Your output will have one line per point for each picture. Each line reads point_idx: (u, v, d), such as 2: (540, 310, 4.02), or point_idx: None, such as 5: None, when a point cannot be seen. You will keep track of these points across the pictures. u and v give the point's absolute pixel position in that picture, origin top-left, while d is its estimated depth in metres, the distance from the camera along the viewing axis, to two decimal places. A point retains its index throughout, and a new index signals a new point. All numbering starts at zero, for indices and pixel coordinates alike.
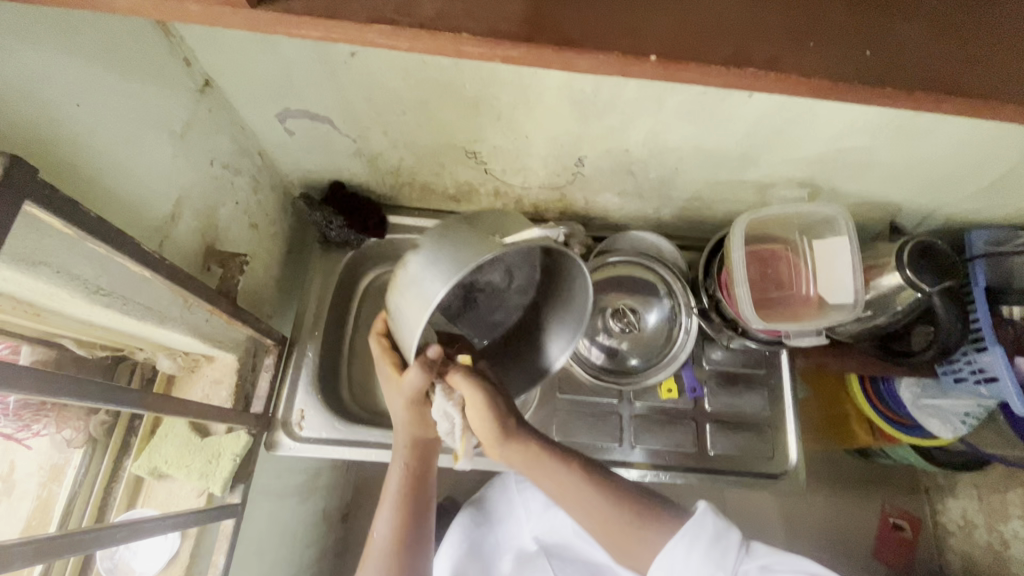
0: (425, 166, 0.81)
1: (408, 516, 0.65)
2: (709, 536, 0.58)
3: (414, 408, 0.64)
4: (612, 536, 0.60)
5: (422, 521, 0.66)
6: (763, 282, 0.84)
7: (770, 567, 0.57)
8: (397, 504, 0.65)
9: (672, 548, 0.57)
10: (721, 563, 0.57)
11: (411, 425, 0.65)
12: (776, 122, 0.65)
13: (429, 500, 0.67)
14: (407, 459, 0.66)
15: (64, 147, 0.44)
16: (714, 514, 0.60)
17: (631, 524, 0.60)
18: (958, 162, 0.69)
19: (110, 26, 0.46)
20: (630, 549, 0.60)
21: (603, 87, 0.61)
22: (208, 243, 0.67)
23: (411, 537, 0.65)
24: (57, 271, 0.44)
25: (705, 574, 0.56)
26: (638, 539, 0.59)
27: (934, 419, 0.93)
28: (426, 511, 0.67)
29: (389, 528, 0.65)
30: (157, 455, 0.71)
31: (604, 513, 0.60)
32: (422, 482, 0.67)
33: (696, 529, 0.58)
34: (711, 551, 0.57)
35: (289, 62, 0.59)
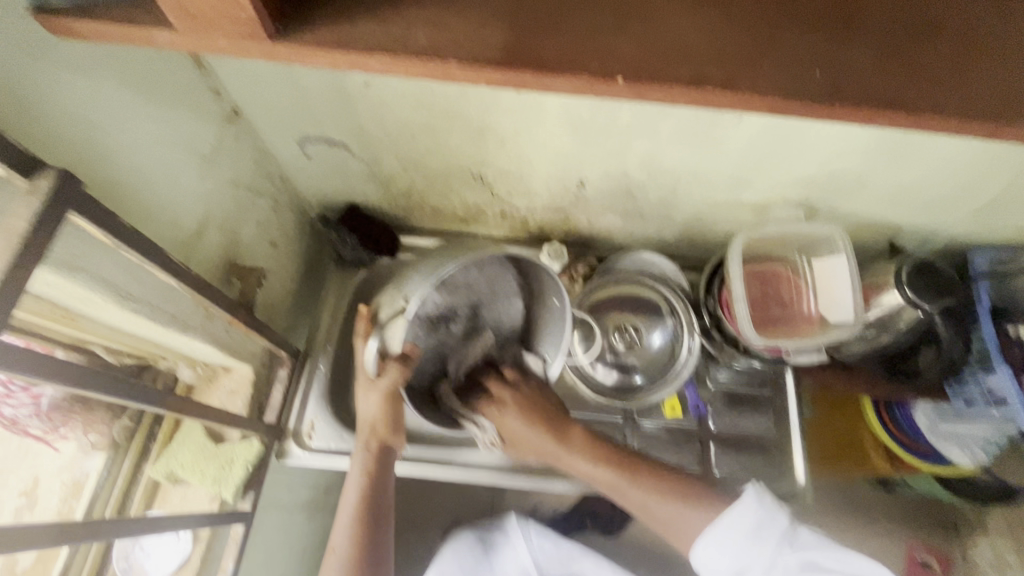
0: (434, 189, 0.86)
1: (365, 524, 0.66)
2: (753, 523, 0.61)
3: (387, 404, 0.71)
4: (660, 522, 0.67)
5: (379, 530, 0.67)
6: (764, 300, 0.85)
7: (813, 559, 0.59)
8: (356, 507, 0.67)
9: (714, 531, 0.62)
10: (762, 549, 0.60)
11: (379, 424, 0.71)
12: (767, 144, 0.67)
13: (387, 508, 0.68)
14: (368, 462, 0.70)
15: (106, 167, 0.49)
16: (763, 502, 0.62)
17: (673, 505, 0.67)
18: (950, 183, 0.71)
19: (152, 62, 0.52)
20: (677, 532, 0.66)
21: (599, 114, 0.65)
22: (230, 259, 0.72)
23: (368, 545, 0.65)
24: (93, 277, 0.48)
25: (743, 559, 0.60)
26: (684, 521, 0.65)
27: (953, 446, 0.91)
28: (382, 519, 0.67)
29: (346, 535, 0.65)
30: (173, 460, 0.74)
31: (647, 497, 0.68)
32: (382, 487, 0.69)
33: (736, 517, 0.62)
34: (752, 539, 0.61)
35: (309, 92, 0.65)
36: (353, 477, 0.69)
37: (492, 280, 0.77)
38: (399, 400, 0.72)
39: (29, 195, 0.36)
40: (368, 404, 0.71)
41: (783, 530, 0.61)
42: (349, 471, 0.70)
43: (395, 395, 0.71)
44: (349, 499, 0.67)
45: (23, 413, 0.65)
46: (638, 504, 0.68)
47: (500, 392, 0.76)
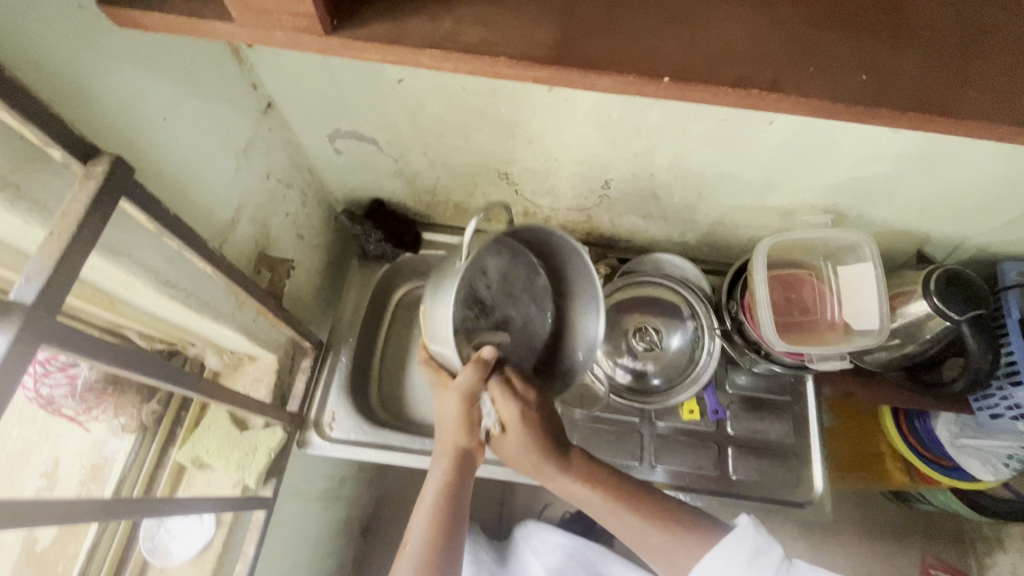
0: (459, 186, 0.86)
1: (439, 529, 0.62)
2: (749, 553, 0.58)
3: (464, 407, 0.67)
4: (651, 550, 0.64)
5: (452, 541, 0.62)
6: (786, 305, 0.84)
7: None
8: (430, 511, 0.63)
9: (712, 559, 0.59)
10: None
11: (456, 428, 0.68)
12: (798, 148, 0.67)
13: (461, 515, 0.64)
14: (448, 466, 0.66)
15: (150, 155, 0.50)
16: (758, 531, 0.60)
17: (665, 537, 0.63)
18: (983, 192, 0.70)
19: (196, 54, 0.53)
20: (666, 560, 0.63)
21: (629, 114, 0.65)
22: (260, 249, 0.73)
23: (444, 551, 0.60)
24: (136, 262, 0.49)
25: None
26: (677, 550, 0.62)
27: (972, 460, 0.89)
28: (456, 527, 0.63)
29: (420, 539, 0.61)
30: (199, 445, 0.75)
31: (641, 524, 0.64)
32: (458, 492, 0.65)
33: (732, 546, 0.59)
34: (750, 567, 0.57)
35: (343, 87, 0.66)
36: (432, 479, 0.66)
37: (526, 272, 0.76)
38: (478, 405, 0.68)
39: (85, 179, 0.37)
40: (443, 409, 0.69)
41: (779, 563, 0.58)
42: (430, 474, 0.67)
43: (472, 404, 0.68)
44: (426, 500, 0.64)
45: (59, 393, 0.68)
46: (630, 532, 0.65)
47: (520, 391, 0.69)
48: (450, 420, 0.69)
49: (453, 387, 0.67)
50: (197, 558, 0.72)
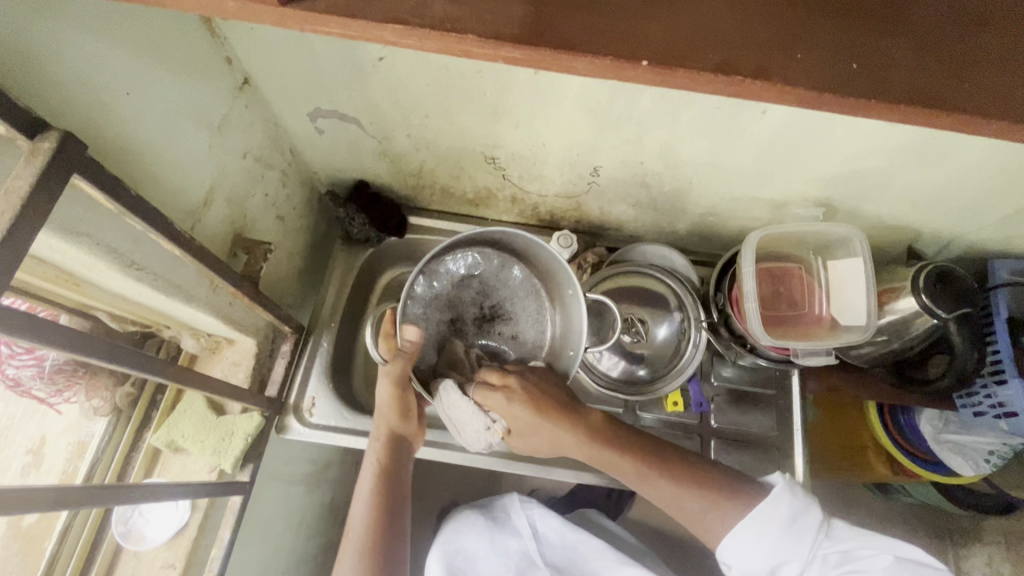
0: (445, 170, 0.84)
1: (381, 513, 0.66)
2: (788, 518, 0.64)
3: (391, 392, 0.68)
4: (689, 515, 0.68)
5: (396, 516, 0.68)
6: (774, 299, 0.83)
7: (848, 552, 0.64)
8: (369, 499, 0.67)
9: (746, 530, 0.64)
10: (801, 546, 0.63)
11: (388, 414, 0.69)
12: (791, 138, 0.66)
13: (402, 496, 0.69)
14: (381, 451, 0.69)
15: (111, 132, 0.48)
16: (794, 496, 0.65)
17: (706, 501, 0.67)
18: (977, 189, 0.69)
19: (164, 25, 0.51)
20: (701, 525, 0.67)
21: (618, 99, 0.63)
22: (236, 230, 0.71)
23: (385, 528, 0.66)
24: (97, 243, 0.48)
25: (784, 554, 0.63)
26: (712, 515, 0.67)
27: (957, 457, 0.90)
28: (399, 506, 0.68)
29: (362, 525, 0.66)
30: (174, 429, 0.74)
31: (677, 490, 0.68)
32: (396, 473, 0.69)
33: (772, 515, 0.64)
34: (789, 534, 0.63)
35: (322, 64, 0.63)
36: (370, 466, 0.69)
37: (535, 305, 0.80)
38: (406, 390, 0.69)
39: (31, 155, 0.35)
40: (380, 397, 0.70)
41: (815, 525, 0.64)
42: (365, 460, 0.69)
43: (403, 390, 0.69)
44: (364, 485, 0.68)
45: (27, 374, 0.67)
46: (661, 492, 0.69)
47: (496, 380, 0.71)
48: (385, 409, 0.70)
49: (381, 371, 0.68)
50: (172, 542, 0.71)
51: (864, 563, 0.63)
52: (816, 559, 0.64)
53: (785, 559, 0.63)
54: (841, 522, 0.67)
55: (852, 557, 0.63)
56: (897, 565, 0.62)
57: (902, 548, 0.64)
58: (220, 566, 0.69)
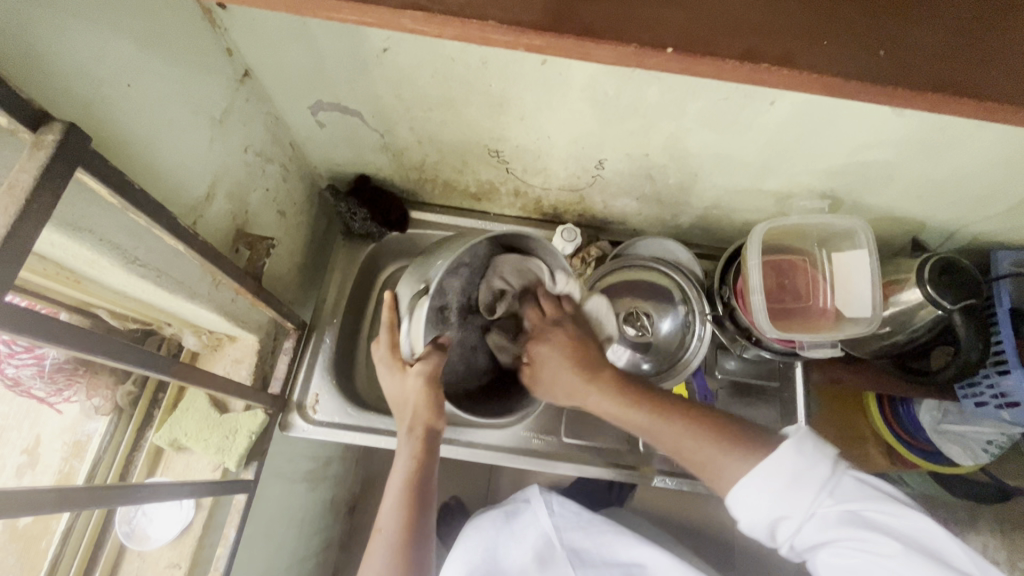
0: (448, 163, 0.83)
1: (413, 509, 0.65)
2: (788, 474, 0.53)
3: (426, 391, 0.67)
4: (699, 462, 0.58)
5: (426, 515, 0.67)
6: (779, 291, 0.83)
7: (871, 525, 0.50)
8: (401, 493, 0.66)
9: (750, 480, 0.54)
10: (799, 502, 0.52)
11: (422, 409, 0.67)
12: (799, 130, 0.65)
13: (430, 493, 0.68)
14: (414, 448, 0.67)
15: (112, 124, 0.47)
16: (799, 449, 0.54)
17: (711, 443, 0.58)
18: (983, 179, 0.69)
19: (164, 15, 0.49)
20: (712, 471, 0.57)
21: (626, 90, 0.63)
22: (238, 225, 0.70)
23: (416, 526, 0.65)
24: (100, 239, 0.47)
25: (780, 511, 0.52)
26: (727, 460, 0.56)
27: (954, 447, 0.92)
28: (427, 503, 0.67)
29: (393, 524, 0.64)
30: (177, 427, 0.73)
31: (691, 436, 0.59)
32: (429, 471, 0.67)
33: (773, 465, 0.53)
34: (787, 491, 0.53)
35: (325, 56, 0.62)
36: (401, 460, 0.67)
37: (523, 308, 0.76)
38: (436, 389, 0.68)
39: (34, 148, 0.34)
40: (408, 393, 0.68)
41: (823, 489, 0.52)
42: (397, 454, 0.68)
43: (433, 387, 0.68)
44: (395, 478, 0.67)
45: (26, 373, 0.66)
46: (670, 439, 0.60)
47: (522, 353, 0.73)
48: (416, 405, 0.68)
49: (414, 370, 0.68)
50: (176, 541, 0.70)
51: (876, 533, 0.49)
52: (817, 516, 0.52)
53: (778, 517, 0.53)
54: (857, 476, 0.54)
55: (863, 520, 0.50)
56: (916, 552, 0.48)
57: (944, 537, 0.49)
58: (226, 565, 0.69)
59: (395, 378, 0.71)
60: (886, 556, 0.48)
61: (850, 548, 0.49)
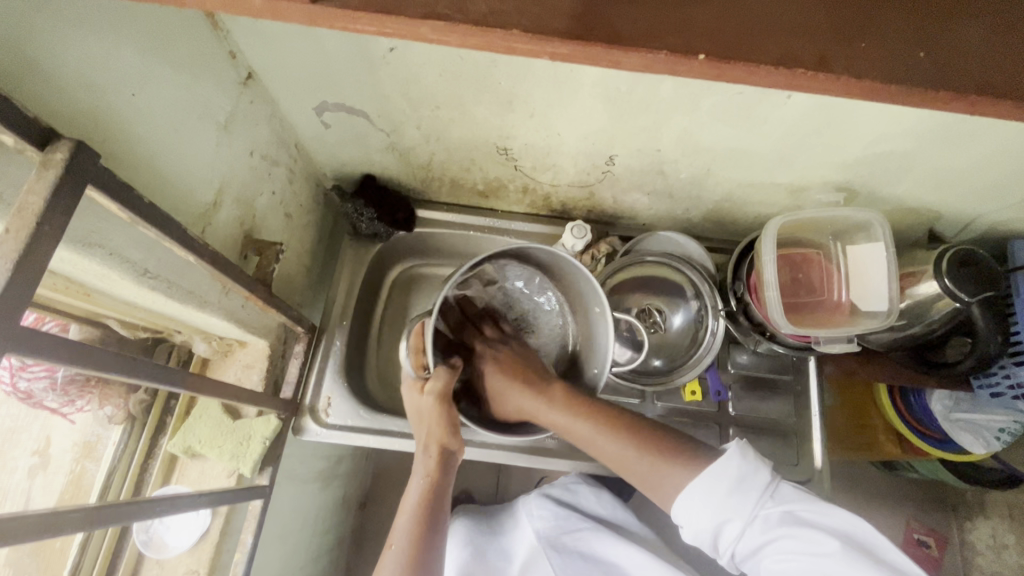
0: (455, 161, 0.82)
1: (425, 525, 0.64)
2: (734, 480, 0.60)
3: (440, 407, 0.69)
4: (636, 475, 0.65)
5: (439, 533, 0.65)
6: (793, 286, 0.83)
7: (794, 513, 0.58)
8: (415, 510, 0.65)
9: (694, 489, 0.60)
10: (742, 506, 0.59)
11: (438, 428, 0.69)
12: (815, 124, 0.64)
13: (443, 511, 0.67)
14: (430, 465, 0.68)
15: (119, 136, 0.46)
16: (744, 459, 0.61)
17: (652, 459, 0.64)
18: (1002, 169, 0.67)
19: (167, 21, 0.48)
20: (654, 486, 0.64)
21: (639, 86, 0.61)
22: (246, 231, 0.69)
23: (425, 545, 0.62)
24: (109, 253, 0.46)
25: (723, 515, 0.59)
26: (664, 475, 0.63)
27: (967, 435, 0.89)
28: (439, 521, 0.66)
29: (404, 540, 0.63)
30: (191, 434, 0.73)
31: (633, 451, 0.65)
32: (444, 489, 0.67)
33: (719, 474, 0.60)
34: (734, 494, 0.60)
35: (331, 57, 0.61)
36: (417, 475, 0.68)
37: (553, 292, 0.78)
38: (450, 405, 0.70)
39: (43, 167, 0.33)
40: (424, 412, 0.70)
41: (763, 490, 0.60)
42: (413, 470, 0.68)
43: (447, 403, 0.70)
44: (410, 497, 0.67)
45: (39, 386, 0.66)
46: (612, 455, 0.66)
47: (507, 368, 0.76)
48: (432, 424, 0.69)
49: (426, 388, 0.70)
50: (194, 548, 0.71)
51: (807, 532, 0.56)
52: (757, 519, 0.59)
53: (728, 520, 0.60)
54: (792, 485, 0.62)
55: (796, 519, 0.58)
56: (849, 550, 0.54)
57: (868, 531, 0.56)
58: (244, 571, 0.69)
59: (409, 397, 0.73)
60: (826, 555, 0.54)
61: (791, 546, 0.56)
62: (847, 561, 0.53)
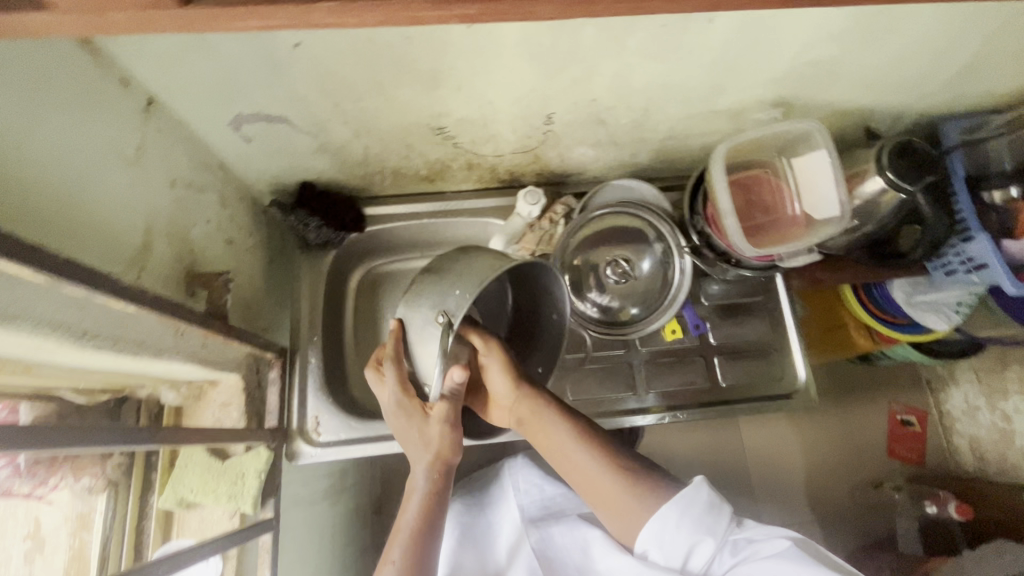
0: (392, 150, 0.79)
1: (421, 540, 0.64)
2: (705, 504, 0.64)
3: (446, 429, 0.67)
4: (610, 503, 0.66)
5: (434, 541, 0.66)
6: (749, 208, 0.84)
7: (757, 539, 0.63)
8: (411, 523, 0.65)
9: (664, 515, 0.63)
10: (712, 529, 0.63)
11: (441, 447, 0.66)
12: (740, 45, 0.64)
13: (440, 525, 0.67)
14: (432, 481, 0.67)
15: (17, 192, 0.42)
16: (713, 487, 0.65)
17: (628, 493, 0.66)
18: (923, 55, 0.69)
19: (37, 58, 0.44)
20: (624, 512, 0.66)
21: (561, 37, 0.59)
22: (188, 267, 0.65)
23: (423, 558, 0.63)
24: (38, 322, 0.42)
25: (696, 536, 0.63)
26: (633, 504, 0.65)
27: (931, 316, 0.95)
28: (435, 535, 0.66)
29: (403, 552, 0.63)
30: (181, 486, 0.69)
31: (608, 476, 0.66)
32: (441, 503, 0.67)
33: (691, 499, 0.64)
34: (703, 518, 0.63)
35: (234, 63, 0.57)
36: (415, 491, 0.67)
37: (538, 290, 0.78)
38: (454, 424, 0.68)
39: None
40: (424, 433, 0.67)
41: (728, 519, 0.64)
42: (412, 485, 0.67)
43: (451, 424, 0.67)
44: (409, 514, 0.66)
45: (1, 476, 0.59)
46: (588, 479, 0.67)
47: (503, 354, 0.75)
48: (434, 444, 0.66)
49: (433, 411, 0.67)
50: None
51: (767, 544, 0.60)
52: (727, 544, 0.63)
53: (696, 544, 0.62)
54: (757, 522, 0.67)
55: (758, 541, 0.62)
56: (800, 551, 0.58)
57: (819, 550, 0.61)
58: None
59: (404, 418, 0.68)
60: (781, 553, 0.58)
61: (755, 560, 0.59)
62: (785, 559, 0.57)
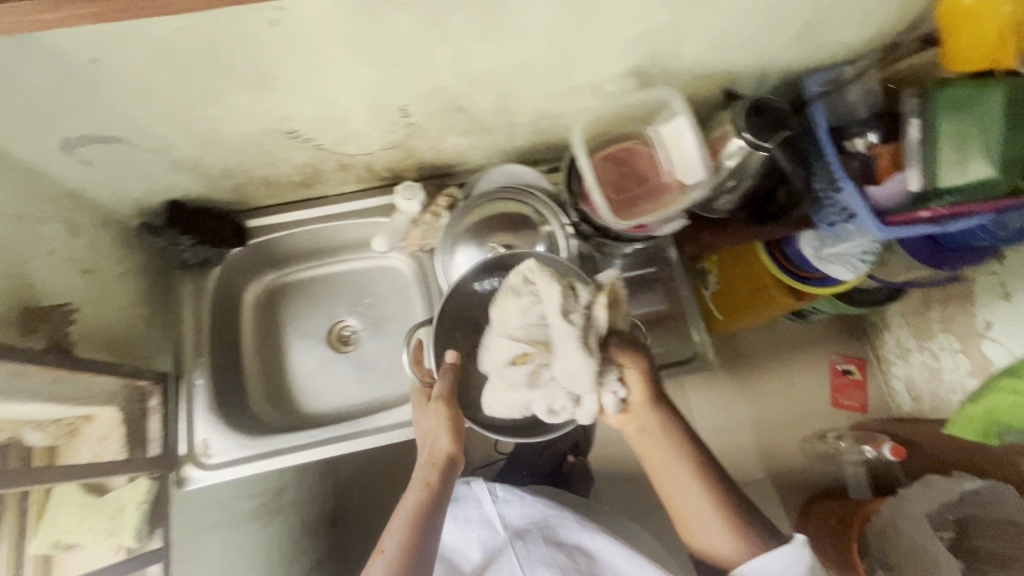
0: (253, 160, 0.77)
1: (417, 528, 0.60)
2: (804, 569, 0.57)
3: (446, 411, 0.66)
4: (695, 526, 0.62)
5: (431, 534, 0.61)
6: (622, 180, 0.82)
7: None
8: (408, 512, 0.62)
9: (764, 561, 0.58)
10: None
11: (441, 434, 0.66)
12: (567, 19, 0.64)
13: (439, 521, 0.63)
14: (431, 473, 0.65)
15: None
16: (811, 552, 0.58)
17: (720, 523, 0.61)
18: (758, 14, 0.70)
19: None
20: (703, 531, 0.61)
21: (377, 26, 0.58)
22: (23, 303, 0.62)
23: (417, 546, 0.59)
24: None
25: None
26: (722, 533, 0.61)
27: (837, 266, 0.94)
28: (431, 532, 0.61)
29: (398, 541, 0.59)
30: (54, 528, 0.68)
31: (704, 505, 0.61)
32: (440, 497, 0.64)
33: (792, 562, 0.57)
34: None
35: (32, 86, 0.55)
36: (414, 481, 0.65)
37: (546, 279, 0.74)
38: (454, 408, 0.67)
39: None
40: (426, 421, 0.68)
41: None
42: (411, 478, 0.66)
43: (454, 410, 0.67)
44: (407, 503, 0.63)
45: None
46: (685, 506, 0.62)
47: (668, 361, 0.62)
48: (438, 431, 0.66)
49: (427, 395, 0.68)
50: None
51: None
52: None
53: None
54: None
55: None
56: None
57: None
58: None
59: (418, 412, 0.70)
60: None
61: None
62: None
